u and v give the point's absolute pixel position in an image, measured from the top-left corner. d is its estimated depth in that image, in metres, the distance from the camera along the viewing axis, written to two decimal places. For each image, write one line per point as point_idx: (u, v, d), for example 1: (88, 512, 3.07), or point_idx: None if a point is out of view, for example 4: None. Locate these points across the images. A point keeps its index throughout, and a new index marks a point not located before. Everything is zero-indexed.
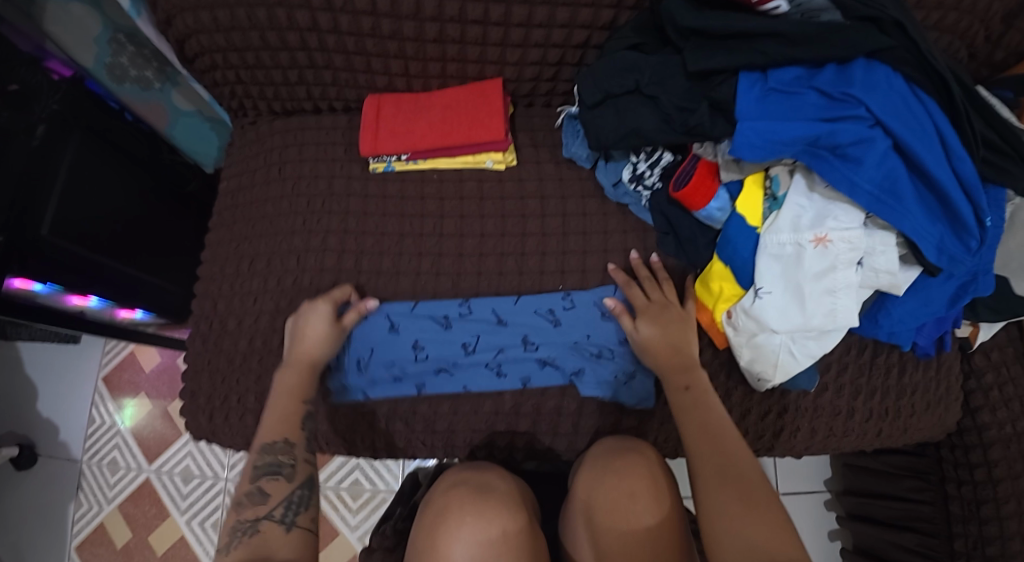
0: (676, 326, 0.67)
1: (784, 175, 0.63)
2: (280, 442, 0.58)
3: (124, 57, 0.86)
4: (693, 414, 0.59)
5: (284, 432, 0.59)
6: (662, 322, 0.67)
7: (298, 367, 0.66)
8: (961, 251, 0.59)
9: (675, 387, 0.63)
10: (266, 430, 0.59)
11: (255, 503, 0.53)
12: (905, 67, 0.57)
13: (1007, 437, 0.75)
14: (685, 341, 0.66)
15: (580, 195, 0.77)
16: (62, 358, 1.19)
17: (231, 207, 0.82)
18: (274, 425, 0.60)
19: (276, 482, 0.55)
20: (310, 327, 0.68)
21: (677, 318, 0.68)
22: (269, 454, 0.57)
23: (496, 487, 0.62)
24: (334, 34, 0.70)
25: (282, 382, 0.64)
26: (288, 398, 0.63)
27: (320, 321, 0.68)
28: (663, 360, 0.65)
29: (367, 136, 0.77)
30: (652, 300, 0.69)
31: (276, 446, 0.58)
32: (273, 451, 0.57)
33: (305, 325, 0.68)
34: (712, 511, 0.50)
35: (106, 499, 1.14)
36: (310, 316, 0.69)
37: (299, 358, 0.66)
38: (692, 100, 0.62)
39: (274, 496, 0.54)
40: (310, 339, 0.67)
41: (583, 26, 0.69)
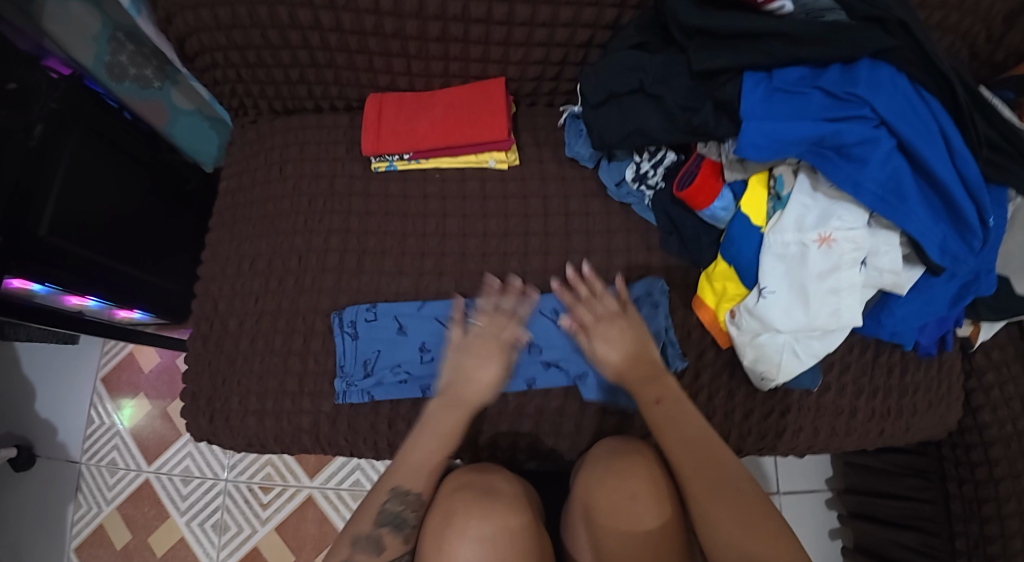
0: (626, 342, 0.67)
1: (788, 174, 0.62)
2: (413, 495, 0.59)
3: (123, 56, 0.87)
4: (672, 429, 0.60)
5: (421, 484, 0.60)
6: (612, 337, 0.67)
7: (457, 407, 0.65)
8: (964, 251, 0.59)
9: (646, 400, 0.63)
10: (408, 474, 0.60)
11: (370, 550, 0.56)
12: (910, 67, 0.58)
13: (1007, 435, 0.75)
14: (636, 352, 0.66)
15: (583, 195, 0.77)
16: (60, 358, 1.18)
17: (232, 206, 0.81)
18: (415, 471, 0.61)
19: (393, 538, 0.57)
20: (483, 370, 0.67)
21: (625, 332, 0.68)
22: (398, 503, 0.59)
23: (499, 488, 0.61)
24: (336, 32, 0.70)
25: (440, 418, 0.64)
26: (437, 443, 0.63)
27: (492, 367, 0.68)
28: (630, 376, 0.65)
29: (369, 135, 0.76)
30: (600, 315, 0.69)
31: (405, 496, 0.59)
32: (400, 501, 0.59)
33: (477, 369, 0.67)
34: (710, 528, 0.52)
35: (105, 500, 1.13)
36: (486, 358, 0.68)
37: (464, 400, 0.66)
38: (696, 99, 0.61)
39: (387, 552, 0.57)
40: (480, 385, 0.67)
41: (586, 25, 0.69)
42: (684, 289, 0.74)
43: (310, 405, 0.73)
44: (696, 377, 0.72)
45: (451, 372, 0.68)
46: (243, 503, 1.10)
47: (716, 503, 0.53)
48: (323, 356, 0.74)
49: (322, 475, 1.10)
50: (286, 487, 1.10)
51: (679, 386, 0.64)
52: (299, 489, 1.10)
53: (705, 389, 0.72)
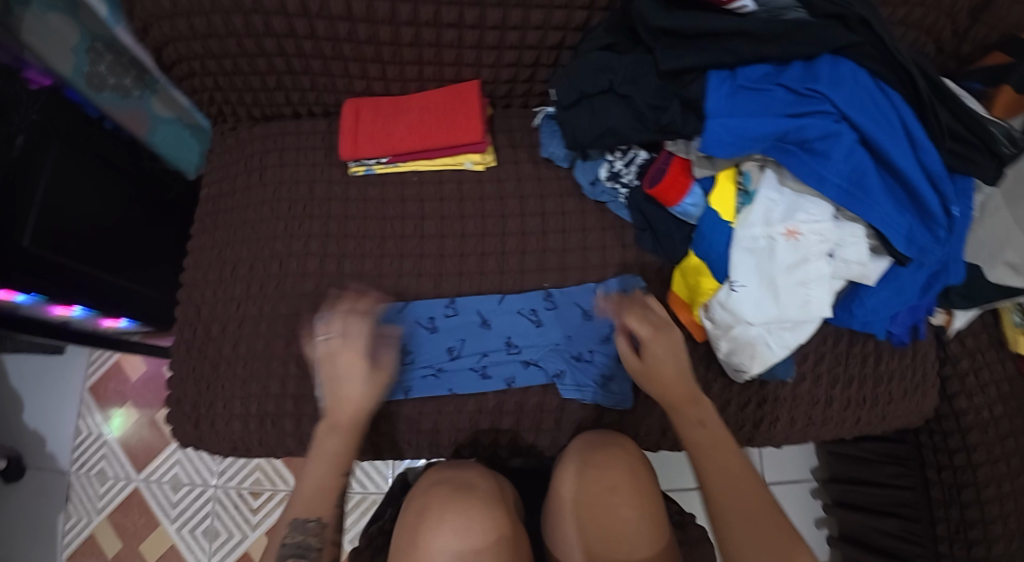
0: (670, 355, 0.63)
1: (755, 171, 0.63)
2: (311, 521, 0.57)
3: (102, 66, 0.86)
4: (716, 454, 0.56)
5: (316, 510, 0.57)
6: (656, 349, 0.63)
7: (342, 431, 0.61)
8: (930, 241, 0.60)
9: (688, 419, 0.59)
10: (302, 502, 0.58)
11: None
12: (871, 63, 0.59)
13: (984, 422, 0.77)
14: (682, 368, 0.62)
15: (559, 194, 0.78)
16: (48, 369, 1.18)
17: (213, 213, 0.82)
18: (310, 498, 0.58)
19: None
20: (347, 387, 0.62)
21: (669, 344, 0.63)
22: (297, 534, 0.56)
23: (476, 486, 0.62)
24: (311, 39, 0.71)
25: (327, 444, 0.61)
26: (327, 468, 0.60)
27: (359, 381, 0.62)
28: (671, 394, 0.61)
29: (347, 140, 0.77)
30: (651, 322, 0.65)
31: (304, 525, 0.56)
32: (300, 530, 0.56)
33: (342, 381, 0.62)
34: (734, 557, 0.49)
35: (95, 509, 1.13)
36: (349, 371, 0.62)
37: (339, 421, 0.61)
38: (664, 98, 0.63)
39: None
40: (348, 398, 0.61)
41: (557, 27, 0.70)
42: (660, 285, 0.75)
43: (293, 408, 0.74)
44: None
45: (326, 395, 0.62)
46: (233, 509, 1.11)
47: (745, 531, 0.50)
48: (305, 360, 0.74)
49: None
50: (276, 492, 1.11)
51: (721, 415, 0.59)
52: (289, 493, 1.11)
53: None
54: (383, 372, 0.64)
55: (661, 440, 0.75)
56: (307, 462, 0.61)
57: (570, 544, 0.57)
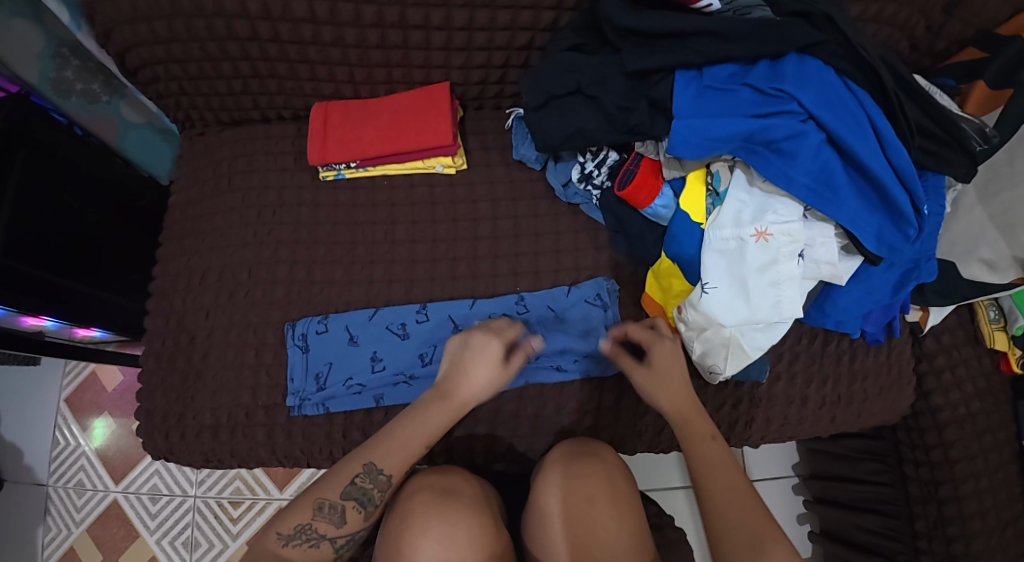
0: (675, 364, 0.65)
1: (725, 170, 0.63)
2: (383, 476, 0.60)
3: (69, 71, 0.84)
4: (721, 472, 0.58)
5: (392, 466, 0.60)
6: (662, 356, 0.65)
7: (446, 403, 0.63)
8: (900, 240, 0.60)
9: (698, 435, 0.61)
10: (384, 453, 0.60)
11: (331, 521, 0.58)
12: (838, 61, 0.58)
13: (961, 418, 0.78)
14: (687, 381, 0.65)
15: (531, 197, 0.77)
16: (23, 381, 1.16)
17: (181, 220, 0.80)
18: (390, 453, 0.60)
19: (355, 513, 0.59)
20: (478, 367, 0.64)
21: (673, 352, 0.66)
22: (367, 480, 0.59)
23: (460, 490, 0.60)
24: (275, 43, 0.69)
25: (431, 410, 0.63)
26: (418, 430, 0.62)
27: (485, 367, 0.64)
28: (683, 406, 0.63)
29: (315, 145, 0.76)
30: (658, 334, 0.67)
31: (376, 476, 0.59)
32: (370, 479, 0.59)
33: (475, 354, 0.65)
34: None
35: (74, 522, 1.12)
36: (486, 357, 0.65)
37: (455, 395, 0.64)
38: (633, 98, 0.62)
39: (347, 526, 0.59)
40: (472, 382, 0.64)
41: (525, 28, 0.69)
42: (633, 286, 0.75)
43: (264, 418, 0.73)
44: None
45: (448, 363, 0.66)
46: (213, 519, 1.10)
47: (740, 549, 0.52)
48: (276, 369, 0.73)
49: (290, 486, 1.10)
50: (256, 500, 1.10)
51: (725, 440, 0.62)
52: (269, 501, 1.09)
53: None
54: (512, 369, 0.66)
55: (638, 443, 0.75)
56: (404, 414, 0.63)
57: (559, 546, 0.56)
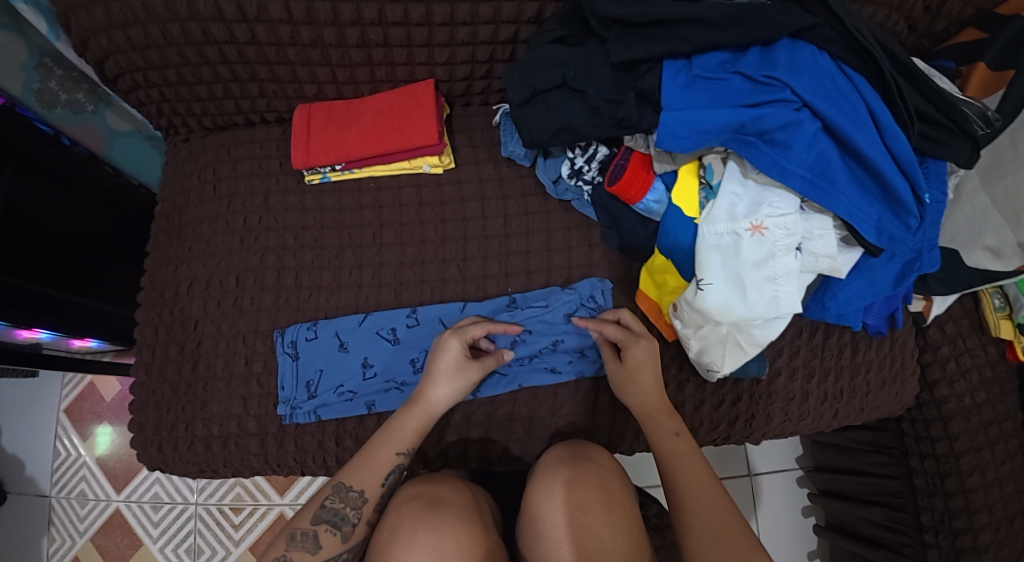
0: (648, 365, 0.64)
1: (717, 163, 0.61)
2: (354, 492, 0.59)
3: (53, 81, 0.81)
4: (688, 467, 0.58)
5: (362, 482, 0.59)
6: (637, 356, 0.64)
7: (414, 407, 0.63)
8: (901, 230, 0.58)
9: (664, 431, 0.61)
10: (352, 470, 0.60)
11: (305, 548, 0.56)
12: (832, 45, 0.56)
13: (966, 409, 0.76)
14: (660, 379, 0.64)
15: (521, 194, 0.76)
16: (22, 392, 1.16)
17: (167, 229, 0.79)
18: (359, 468, 0.60)
19: (330, 536, 0.57)
20: (439, 367, 0.64)
21: (650, 353, 0.64)
22: (338, 500, 0.58)
23: (448, 499, 0.58)
24: (253, 45, 0.68)
25: (401, 420, 0.63)
26: (388, 442, 0.61)
27: (448, 367, 0.64)
28: (649, 405, 0.63)
29: (298, 148, 0.74)
30: (637, 332, 0.66)
31: (346, 493, 0.59)
32: (341, 498, 0.58)
33: (438, 356, 0.64)
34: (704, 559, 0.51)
35: (78, 532, 1.12)
36: (445, 357, 0.64)
37: (421, 397, 0.63)
38: (619, 91, 0.60)
39: (324, 550, 0.57)
40: (436, 387, 0.63)
41: (508, 21, 0.67)
42: (626, 283, 0.74)
43: (256, 428, 0.72)
44: None
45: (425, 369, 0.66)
46: (215, 526, 1.09)
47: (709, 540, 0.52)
48: (266, 378, 0.72)
49: (290, 489, 1.09)
50: (258, 506, 1.09)
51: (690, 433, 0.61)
52: (270, 507, 1.09)
53: None
54: (480, 367, 0.65)
55: (635, 443, 0.74)
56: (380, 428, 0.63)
57: (559, 551, 0.54)
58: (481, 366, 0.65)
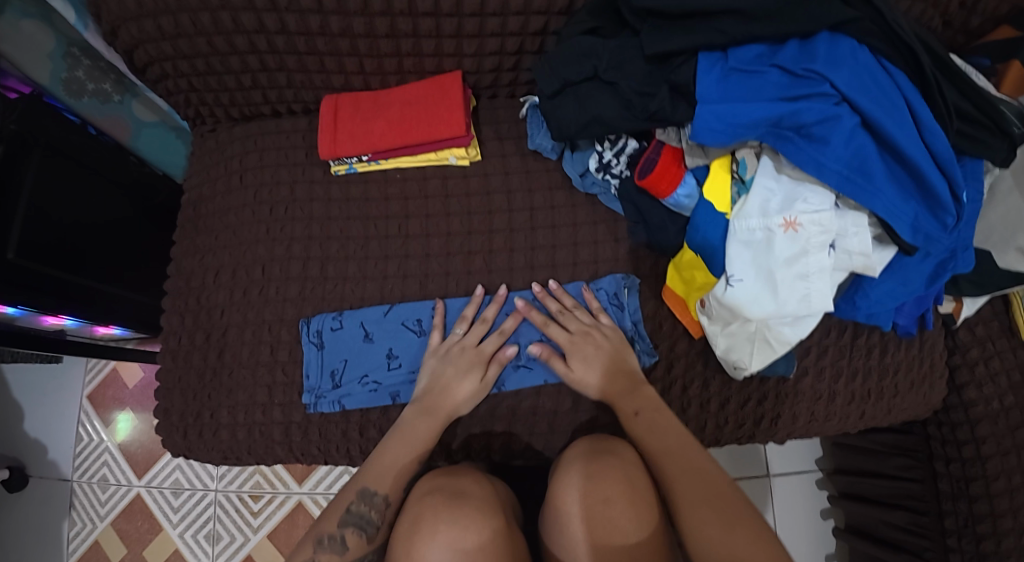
0: (596, 361, 0.67)
1: (751, 157, 0.61)
2: (377, 498, 0.59)
3: (81, 71, 0.82)
4: (663, 435, 0.60)
5: (385, 487, 0.60)
6: (586, 354, 0.67)
7: (432, 416, 0.65)
8: (937, 229, 0.57)
9: (625, 413, 0.64)
10: (375, 475, 0.60)
11: (333, 550, 0.56)
12: (872, 38, 0.55)
13: (994, 413, 0.74)
14: (610, 367, 0.66)
15: (548, 187, 0.75)
16: (45, 378, 1.17)
17: (194, 218, 0.79)
18: (381, 473, 0.61)
19: (357, 539, 0.57)
20: (463, 380, 0.67)
21: (596, 349, 0.67)
22: (363, 504, 0.59)
23: (471, 493, 0.59)
24: (282, 35, 0.68)
25: (418, 426, 0.64)
26: (406, 445, 0.63)
27: (470, 379, 0.67)
28: (613, 389, 0.65)
29: (326, 138, 0.74)
30: (575, 333, 0.68)
31: (371, 498, 0.59)
32: (366, 502, 0.59)
33: (458, 359, 0.68)
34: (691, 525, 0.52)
35: (99, 516, 1.13)
36: (467, 369, 0.68)
37: (440, 407, 0.66)
38: (653, 83, 0.59)
39: (351, 552, 0.56)
40: (457, 395, 0.67)
41: (539, 12, 0.66)
42: (653, 280, 0.74)
43: (281, 416, 0.72)
44: (669, 368, 0.72)
45: (428, 379, 0.68)
46: (234, 512, 1.10)
47: (697, 501, 0.53)
48: (292, 366, 0.73)
49: (309, 479, 1.10)
50: (276, 494, 1.10)
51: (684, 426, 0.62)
52: (289, 495, 1.10)
53: (679, 381, 0.71)
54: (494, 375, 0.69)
55: None
56: (392, 433, 0.64)
57: (579, 547, 0.54)
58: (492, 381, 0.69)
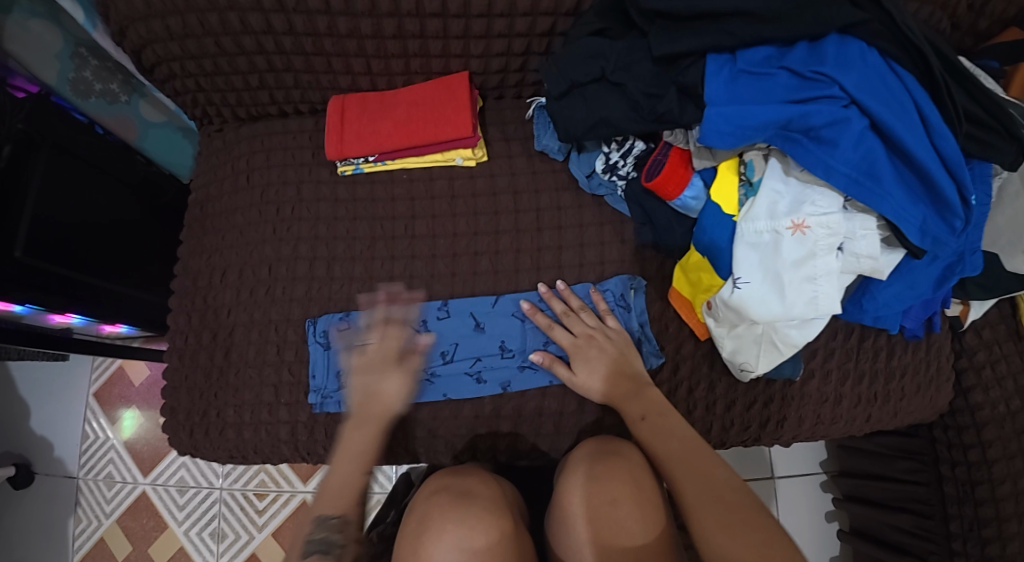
0: (600, 364, 0.67)
1: (759, 160, 0.61)
2: (334, 519, 0.57)
3: (88, 71, 0.82)
4: (668, 438, 0.60)
5: (341, 508, 0.58)
6: (588, 357, 0.67)
7: (367, 425, 0.64)
8: (945, 232, 0.57)
9: (632, 417, 0.63)
10: (325, 500, 0.58)
11: None
12: (881, 41, 0.55)
13: (1000, 417, 0.73)
14: (613, 370, 0.66)
15: (554, 188, 0.75)
16: (52, 376, 1.18)
17: (201, 218, 0.79)
18: (333, 496, 0.58)
19: None
20: (385, 381, 0.67)
21: (599, 352, 0.67)
22: (321, 530, 0.56)
23: (478, 493, 0.59)
24: (290, 35, 0.68)
25: (355, 440, 0.63)
26: (351, 462, 0.61)
27: (392, 379, 0.67)
28: (617, 393, 0.65)
29: (333, 139, 0.74)
30: (578, 336, 0.68)
31: (328, 522, 0.56)
32: (323, 527, 0.56)
33: (374, 360, 0.67)
34: (702, 531, 0.52)
35: (104, 513, 1.14)
36: (383, 370, 0.67)
37: (371, 414, 0.65)
38: (661, 85, 0.59)
39: None
40: (386, 396, 0.66)
41: (547, 13, 0.66)
42: (660, 281, 0.74)
43: (287, 416, 0.72)
44: (675, 370, 0.72)
45: (358, 395, 0.66)
46: (239, 510, 1.11)
47: (707, 506, 0.53)
48: (298, 366, 0.73)
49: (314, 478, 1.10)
50: (281, 492, 1.11)
51: (691, 428, 0.61)
52: (294, 494, 1.10)
53: (685, 383, 0.71)
54: (413, 368, 0.68)
55: None
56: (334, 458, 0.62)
57: (584, 547, 0.54)
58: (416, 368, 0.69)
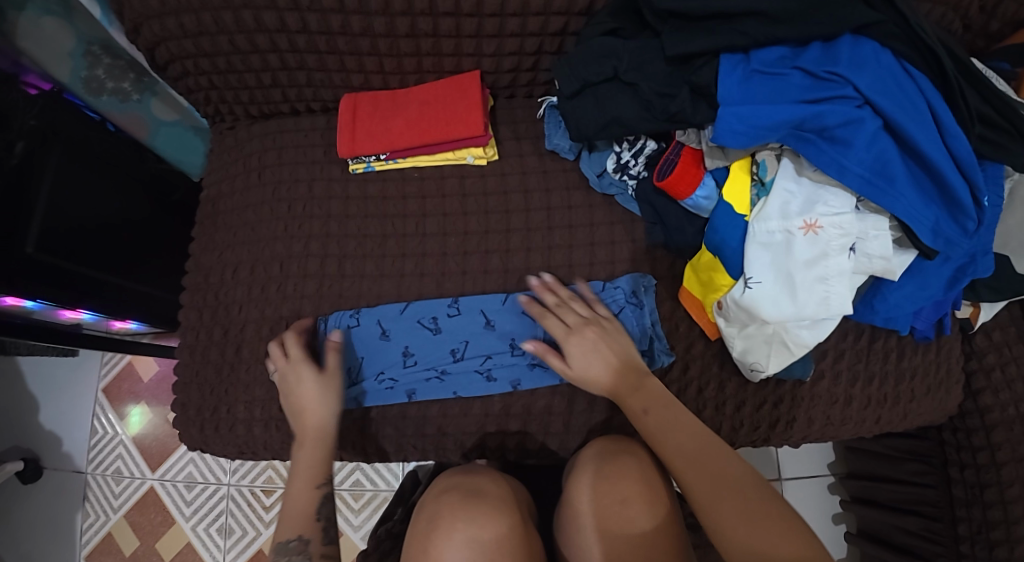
0: (597, 354, 0.64)
1: (771, 159, 0.61)
2: (293, 542, 0.56)
3: (100, 69, 0.83)
4: (673, 434, 0.57)
5: (298, 529, 0.57)
6: (584, 346, 0.65)
7: (306, 440, 0.63)
8: (957, 233, 0.56)
9: (635, 412, 0.61)
10: (280, 527, 0.58)
11: None
12: (895, 42, 0.55)
13: (1010, 418, 0.73)
14: (611, 361, 0.64)
15: (565, 187, 0.76)
16: (62, 371, 1.19)
17: (212, 215, 0.80)
18: (286, 521, 0.58)
19: None
20: (302, 389, 0.65)
21: (594, 341, 0.65)
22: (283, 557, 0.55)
23: (487, 492, 0.59)
24: (303, 34, 0.68)
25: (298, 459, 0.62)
26: (300, 481, 0.61)
27: (312, 386, 0.66)
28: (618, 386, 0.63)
29: (344, 137, 0.75)
30: (572, 326, 0.66)
31: (286, 546, 0.56)
32: (285, 553, 0.56)
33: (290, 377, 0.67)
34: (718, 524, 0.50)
35: (112, 508, 1.14)
36: (298, 379, 0.66)
37: (303, 428, 0.64)
38: (673, 84, 0.60)
39: None
40: (308, 404, 0.65)
41: (559, 13, 0.67)
42: (670, 281, 0.74)
43: None
44: (685, 369, 0.72)
45: (290, 412, 0.66)
46: (246, 507, 1.11)
47: (718, 497, 0.51)
48: None
49: None
50: None
51: (696, 417, 0.58)
52: None
53: (694, 382, 0.71)
54: (331, 369, 0.67)
55: None
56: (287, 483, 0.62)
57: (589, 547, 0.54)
58: (335, 368, 0.68)
